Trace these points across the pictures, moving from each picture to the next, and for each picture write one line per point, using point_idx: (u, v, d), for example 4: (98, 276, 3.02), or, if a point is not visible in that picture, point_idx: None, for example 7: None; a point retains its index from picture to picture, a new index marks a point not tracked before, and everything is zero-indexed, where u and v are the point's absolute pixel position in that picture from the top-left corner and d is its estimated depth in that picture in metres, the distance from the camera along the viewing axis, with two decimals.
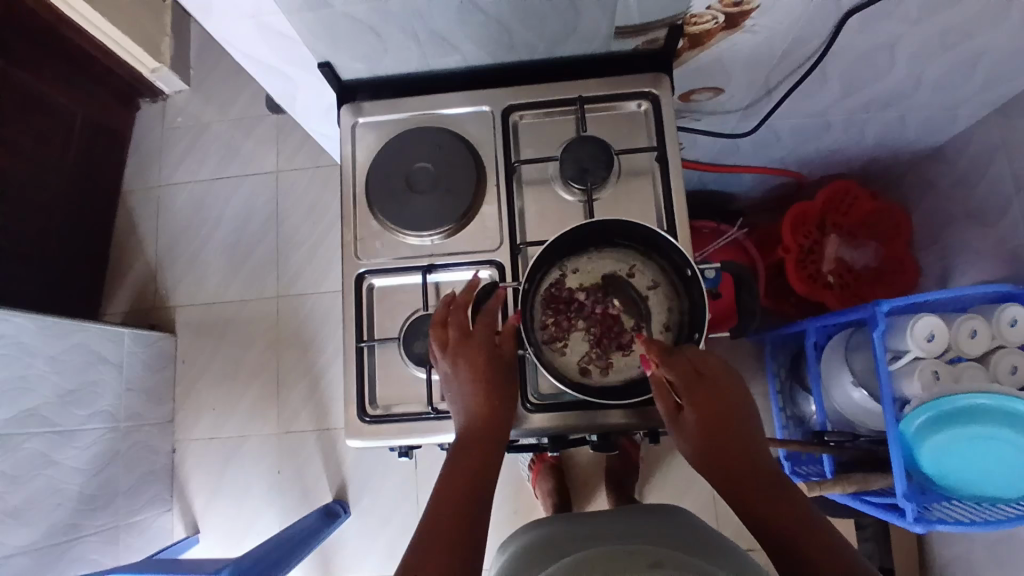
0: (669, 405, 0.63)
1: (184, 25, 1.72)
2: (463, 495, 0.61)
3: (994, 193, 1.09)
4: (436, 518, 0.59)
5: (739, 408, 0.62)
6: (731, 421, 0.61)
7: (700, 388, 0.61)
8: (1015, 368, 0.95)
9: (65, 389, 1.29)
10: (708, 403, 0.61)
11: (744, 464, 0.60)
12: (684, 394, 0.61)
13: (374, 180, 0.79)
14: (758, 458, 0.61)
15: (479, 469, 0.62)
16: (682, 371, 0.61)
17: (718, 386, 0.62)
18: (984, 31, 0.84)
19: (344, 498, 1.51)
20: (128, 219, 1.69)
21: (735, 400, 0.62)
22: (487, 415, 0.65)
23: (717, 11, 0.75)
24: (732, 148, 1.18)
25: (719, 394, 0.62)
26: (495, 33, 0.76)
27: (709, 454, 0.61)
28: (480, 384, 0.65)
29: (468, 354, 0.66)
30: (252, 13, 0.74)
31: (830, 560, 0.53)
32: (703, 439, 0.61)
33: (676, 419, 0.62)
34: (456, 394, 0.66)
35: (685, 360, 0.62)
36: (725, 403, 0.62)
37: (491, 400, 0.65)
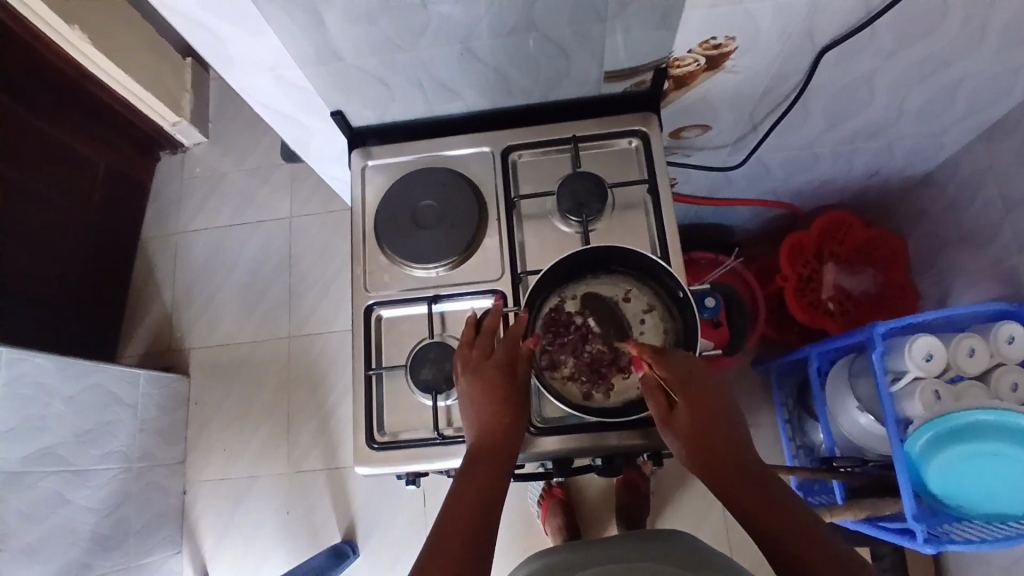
0: (661, 404, 0.65)
1: (204, 84, 1.83)
2: (471, 516, 0.60)
3: (985, 216, 1.12)
4: (445, 538, 0.59)
5: (725, 411, 0.64)
6: (720, 422, 0.63)
7: (693, 386, 0.64)
8: (1017, 385, 0.96)
9: (81, 428, 1.32)
10: (699, 402, 0.63)
11: (734, 465, 0.61)
12: (676, 391, 0.64)
13: (382, 218, 0.83)
14: (741, 456, 0.62)
15: (488, 490, 0.62)
16: (675, 369, 0.64)
17: (708, 387, 0.64)
18: (956, 61, 0.90)
19: (354, 538, 1.50)
20: (146, 265, 1.75)
21: (724, 403, 0.65)
22: (499, 436, 0.66)
23: (697, 54, 0.82)
24: (724, 181, 1.23)
25: (709, 396, 0.64)
26: (494, 80, 0.83)
27: (699, 452, 0.62)
28: (491, 401, 0.67)
29: (481, 371, 0.69)
30: (270, 66, 0.81)
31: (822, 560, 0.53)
32: (694, 435, 0.62)
33: (667, 418, 0.64)
34: (471, 413, 0.68)
35: (678, 361, 0.65)
36: (714, 406, 0.64)
37: (502, 420, 0.67)
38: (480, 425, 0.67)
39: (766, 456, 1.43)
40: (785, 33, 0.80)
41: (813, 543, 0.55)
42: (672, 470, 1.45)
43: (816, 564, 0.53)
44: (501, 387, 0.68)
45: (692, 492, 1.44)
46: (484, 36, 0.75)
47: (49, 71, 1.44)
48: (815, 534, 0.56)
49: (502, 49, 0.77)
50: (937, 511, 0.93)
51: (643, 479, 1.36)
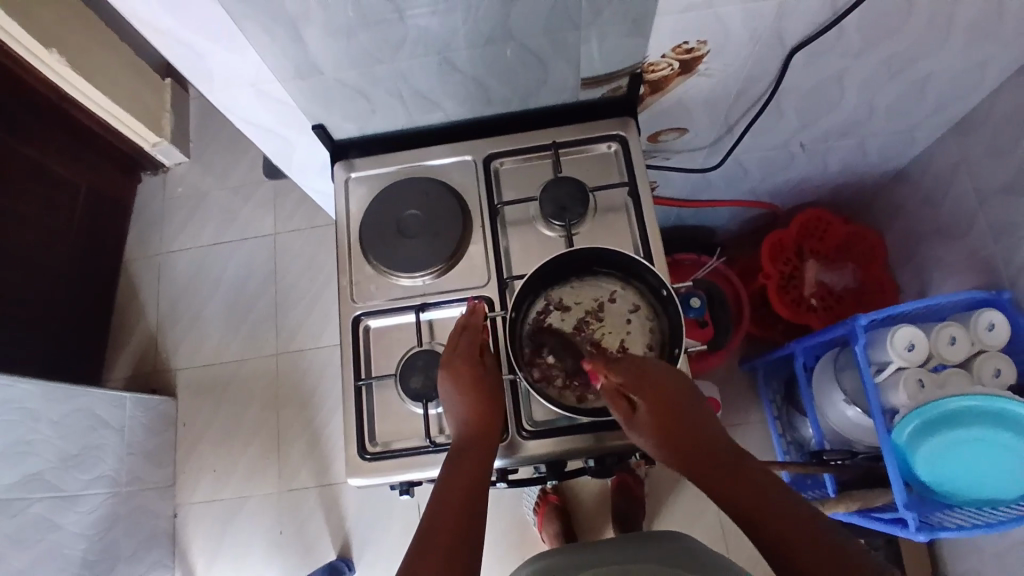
0: (624, 410, 0.65)
1: (184, 103, 1.83)
2: (458, 509, 0.61)
3: (958, 207, 1.15)
4: (433, 533, 0.59)
5: (687, 401, 0.64)
6: (684, 413, 0.63)
7: (649, 386, 0.63)
8: (999, 370, 0.98)
9: (68, 453, 1.29)
10: (659, 401, 0.63)
11: (702, 450, 0.62)
12: (634, 394, 0.63)
13: (367, 228, 0.84)
14: (715, 444, 0.63)
15: (474, 480, 0.63)
16: (628, 372, 0.64)
17: (665, 382, 0.64)
18: (922, 58, 0.93)
19: (348, 554, 1.48)
20: (129, 286, 1.74)
21: (685, 393, 0.64)
22: (479, 426, 0.67)
23: (671, 58, 0.84)
24: (704, 183, 1.25)
25: (667, 389, 0.63)
26: (473, 89, 0.84)
27: (668, 447, 0.62)
28: (467, 395, 0.68)
29: (453, 366, 0.70)
30: (250, 81, 0.81)
31: (804, 537, 0.53)
32: (660, 435, 0.63)
33: (632, 423, 0.64)
34: (448, 409, 0.69)
35: (631, 362, 0.65)
36: (675, 400, 0.63)
37: (481, 415, 0.68)
38: (458, 417, 0.68)
39: (757, 453, 1.44)
40: (754, 37, 0.82)
41: (790, 519, 0.55)
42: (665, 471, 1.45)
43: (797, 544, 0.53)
44: (477, 381, 0.69)
45: (686, 492, 1.45)
46: (461, 47, 0.76)
47: (28, 94, 1.43)
48: (798, 514, 0.56)
49: (480, 59, 0.78)
50: (927, 499, 0.95)
51: (637, 481, 1.39)
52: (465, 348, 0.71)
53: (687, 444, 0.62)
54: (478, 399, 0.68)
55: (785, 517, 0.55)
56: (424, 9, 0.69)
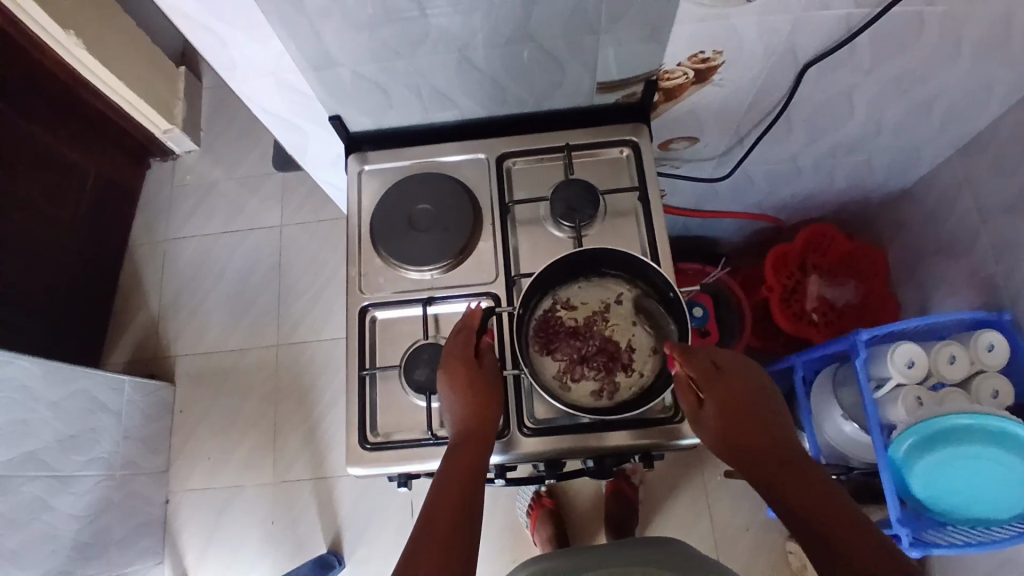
0: (691, 402, 0.67)
1: (196, 93, 1.85)
2: (452, 509, 0.60)
3: (961, 228, 1.17)
4: (427, 536, 0.58)
5: (758, 400, 0.65)
6: (755, 411, 0.64)
7: (721, 382, 0.65)
8: (996, 391, 0.99)
9: (66, 434, 1.29)
10: (728, 397, 0.64)
11: (763, 440, 0.62)
12: (704, 390, 0.65)
13: (378, 221, 0.84)
14: (777, 437, 0.63)
15: (466, 483, 0.63)
16: (701, 368, 0.65)
17: (737, 379, 0.66)
18: (933, 78, 0.94)
19: (339, 549, 1.48)
20: (133, 271, 1.74)
21: (756, 392, 0.65)
22: (473, 428, 0.67)
23: (687, 67, 0.85)
24: (711, 193, 1.26)
25: (738, 386, 0.65)
26: (489, 89, 0.85)
27: (730, 440, 0.63)
28: (468, 393, 0.68)
29: (448, 365, 0.70)
30: (271, 71, 0.82)
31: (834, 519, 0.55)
32: (724, 429, 0.64)
33: (697, 414, 0.66)
34: (449, 404, 0.69)
35: (706, 356, 0.66)
36: (746, 395, 0.65)
37: (480, 411, 0.68)
38: (457, 413, 0.68)
39: None
40: (768, 50, 0.84)
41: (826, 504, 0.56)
42: (660, 479, 1.46)
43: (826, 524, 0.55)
44: (476, 381, 0.69)
45: (680, 501, 1.45)
46: (480, 46, 0.77)
47: (43, 76, 1.44)
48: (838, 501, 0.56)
49: (499, 58, 0.79)
50: (922, 515, 0.96)
51: (631, 486, 1.40)
52: (465, 347, 0.72)
53: (747, 434, 0.63)
54: (479, 395, 0.69)
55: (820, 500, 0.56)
56: (445, 8, 0.71)
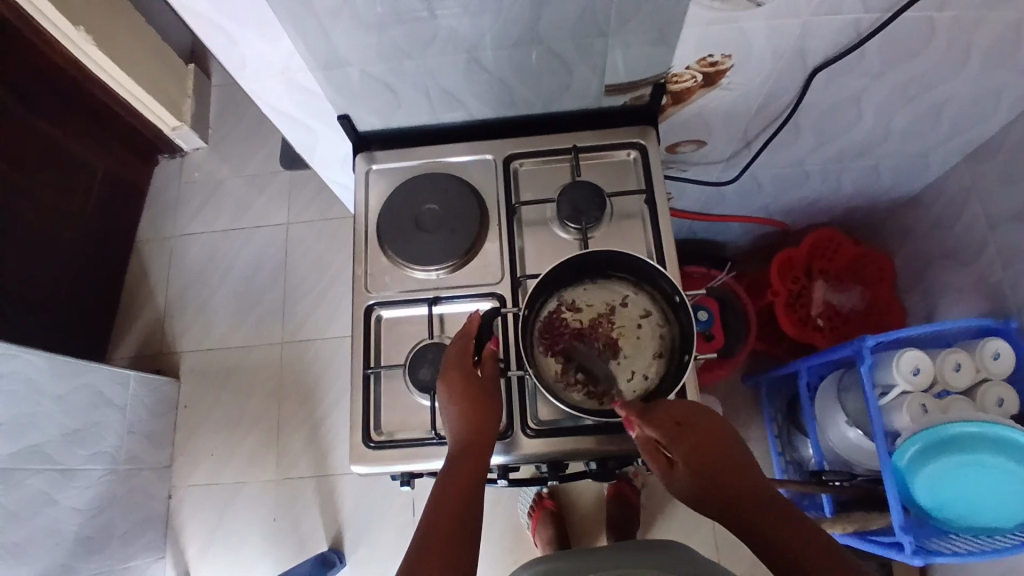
0: (662, 463, 0.63)
1: (205, 90, 1.86)
2: (454, 512, 0.61)
3: (968, 235, 1.16)
4: (427, 544, 0.58)
5: (728, 450, 0.62)
6: (727, 462, 0.61)
7: (686, 439, 0.62)
8: (1002, 400, 0.99)
9: (70, 428, 1.30)
10: (696, 456, 0.61)
11: (738, 495, 0.60)
12: (671, 449, 0.62)
13: (385, 220, 0.85)
14: (751, 488, 0.60)
15: (467, 489, 0.63)
16: (664, 426, 0.63)
17: (703, 432, 0.62)
18: (942, 84, 0.94)
19: (341, 547, 1.48)
20: (140, 267, 1.75)
21: (723, 444, 0.62)
22: (471, 434, 0.67)
23: (696, 70, 0.85)
24: (717, 197, 1.26)
25: (704, 439, 0.62)
26: (498, 90, 0.85)
27: (706, 499, 0.61)
28: (468, 397, 0.68)
29: (445, 374, 0.70)
30: (281, 69, 0.83)
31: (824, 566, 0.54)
32: (698, 489, 0.61)
33: (669, 476, 0.63)
34: (448, 410, 0.68)
35: (666, 415, 0.63)
36: (714, 447, 0.62)
37: (481, 414, 0.68)
38: (456, 416, 0.68)
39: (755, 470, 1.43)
40: (778, 55, 0.84)
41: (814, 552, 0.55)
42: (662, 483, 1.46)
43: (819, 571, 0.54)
44: (475, 385, 0.69)
45: (682, 505, 1.45)
46: (489, 47, 0.77)
47: (53, 71, 1.45)
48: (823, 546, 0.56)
49: (507, 59, 0.79)
50: (925, 523, 0.96)
51: (633, 490, 1.40)
52: (464, 352, 0.71)
53: (723, 490, 0.60)
54: (479, 398, 0.68)
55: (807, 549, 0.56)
56: (454, 9, 0.71)
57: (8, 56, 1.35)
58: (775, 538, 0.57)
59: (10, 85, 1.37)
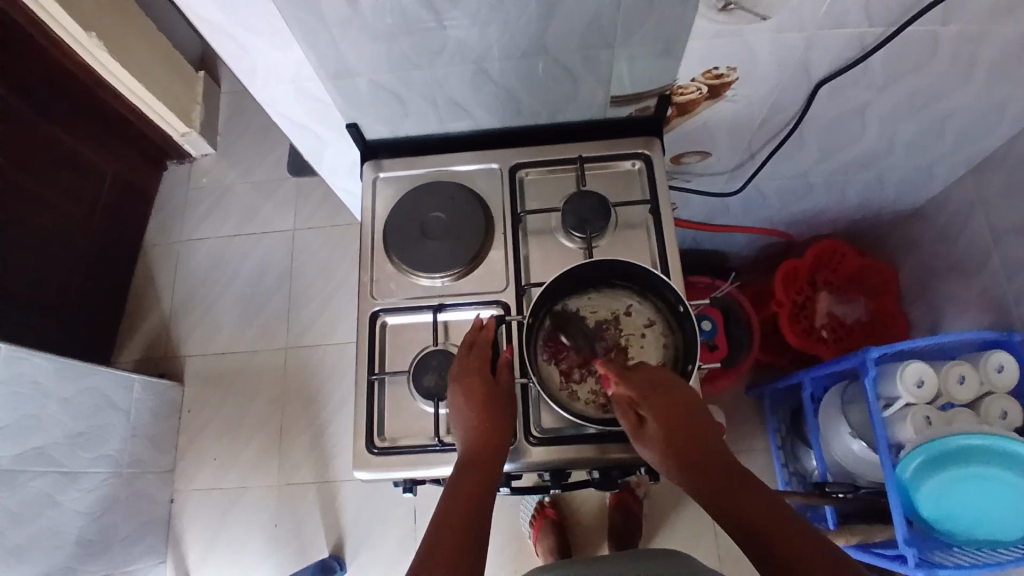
0: (631, 421, 0.63)
1: (214, 96, 1.88)
2: (460, 526, 0.61)
3: (973, 247, 1.16)
4: (433, 554, 0.59)
5: (700, 417, 0.63)
6: (697, 428, 0.62)
7: (660, 399, 0.62)
8: (1005, 412, 0.99)
9: (75, 431, 1.31)
10: (670, 416, 0.62)
11: (707, 462, 0.61)
12: (645, 407, 0.62)
13: (391, 227, 0.86)
14: (718, 457, 0.61)
15: (473, 502, 0.63)
16: (642, 385, 0.63)
17: (678, 396, 0.63)
18: (945, 97, 0.94)
19: (342, 554, 1.48)
20: (146, 271, 1.76)
21: (696, 411, 0.63)
22: (484, 451, 0.67)
23: (701, 82, 0.86)
24: (721, 208, 1.27)
25: (680, 403, 0.62)
26: (505, 100, 0.86)
27: (674, 459, 0.61)
28: (479, 407, 0.69)
29: (464, 384, 0.70)
30: (292, 78, 0.84)
31: (786, 535, 0.55)
32: (668, 449, 0.61)
33: (638, 434, 0.63)
34: (458, 419, 0.69)
35: (644, 374, 0.64)
36: (688, 413, 0.62)
37: (490, 427, 0.68)
38: (465, 426, 0.68)
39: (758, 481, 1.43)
40: (782, 68, 0.85)
41: (780, 522, 0.56)
42: (663, 493, 1.45)
43: (778, 538, 0.55)
44: (486, 395, 0.69)
45: (684, 516, 1.44)
46: (497, 58, 0.78)
47: (64, 77, 1.47)
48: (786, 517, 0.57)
49: (514, 71, 0.81)
50: (928, 536, 0.96)
51: (635, 499, 1.39)
52: (480, 360, 0.72)
53: (691, 455, 0.61)
54: (490, 410, 0.68)
55: (773, 519, 0.57)
56: (463, 20, 0.72)
57: (22, 62, 1.37)
58: (737, 503, 0.58)
59: (22, 89, 1.39)
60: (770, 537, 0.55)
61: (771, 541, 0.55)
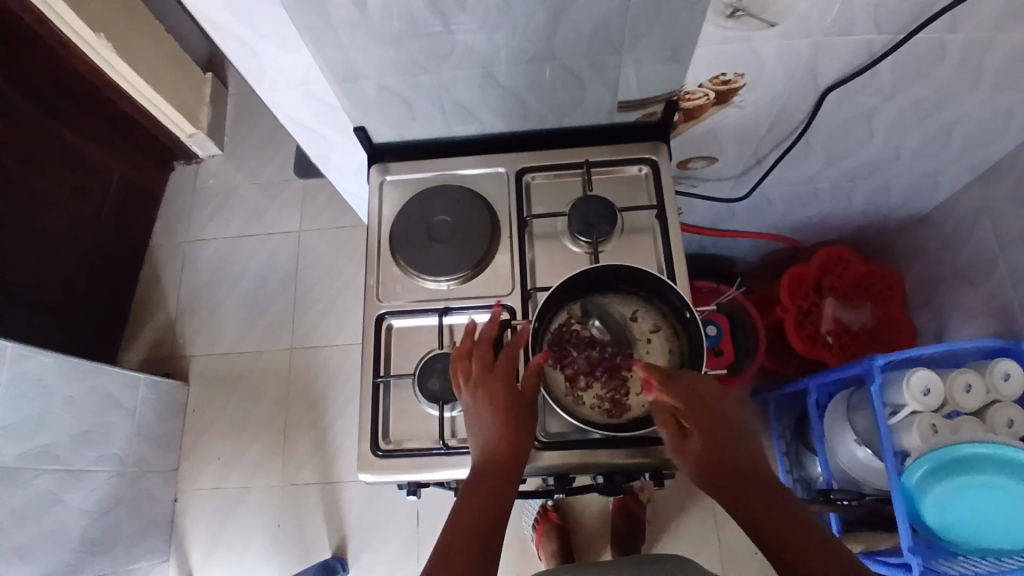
0: (674, 433, 0.64)
1: (222, 98, 1.89)
2: (471, 532, 0.60)
3: (980, 255, 1.16)
4: (444, 559, 0.58)
5: (739, 432, 0.64)
6: (735, 441, 0.63)
7: (701, 409, 0.63)
8: (1012, 421, 0.98)
9: (79, 430, 1.31)
10: (710, 426, 0.63)
11: (743, 475, 0.61)
12: (685, 415, 0.63)
13: (397, 230, 0.86)
14: (755, 468, 0.62)
15: (484, 509, 0.62)
16: (684, 393, 0.64)
17: (718, 408, 0.64)
18: (953, 105, 0.94)
19: (344, 555, 1.48)
20: (153, 271, 1.77)
21: (734, 425, 0.64)
22: (501, 459, 0.65)
23: (708, 88, 0.86)
24: (727, 213, 1.27)
25: (719, 415, 0.64)
26: (512, 104, 0.86)
27: (710, 469, 0.61)
28: (496, 413, 0.67)
29: (487, 386, 0.69)
30: (300, 81, 0.85)
31: (818, 552, 0.54)
32: (706, 458, 0.62)
33: (676, 442, 0.64)
34: (475, 423, 0.68)
35: (685, 383, 0.65)
36: (727, 425, 0.63)
37: (508, 435, 0.66)
38: (483, 431, 0.67)
39: None
40: (789, 74, 0.84)
41: (813, 539, 0.55)
42: (667, 498, 1.45)
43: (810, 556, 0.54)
44: (505, 400, 0.67)
45: (688, 520, 1.44)
46: (503, 63, 0.79)
47: (73, 78, 1.48)
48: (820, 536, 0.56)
49: (521, 75, 0.81)
50: (933, 544, 0.94)
51: (638, 503, 1.38)
52: (500, 363, 0.70)
53: (727, 466, 0.61)
54: (507, 417, 0.67)
55: (805, 534, 0.56)
56: (470, 24, 0.72)
57: (30, 62, 1.38)
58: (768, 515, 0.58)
59: (30, 90, 1.40)
60: (800, 553, 0.54)
61: (803, 558, 0.54)
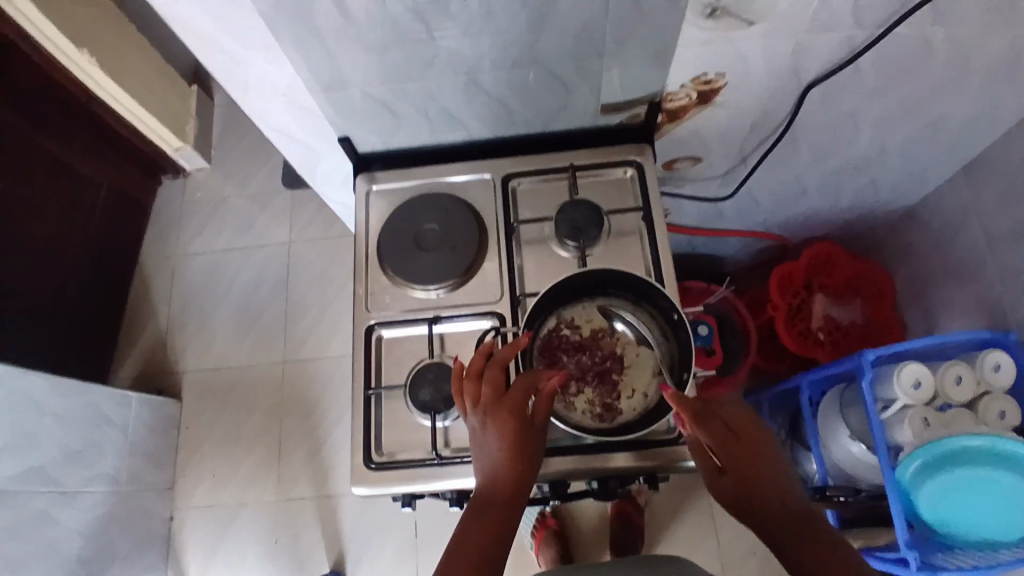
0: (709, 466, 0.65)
1: (208, 110, 1.88)
2: (472, 566, 0.59)
3: (968, 249, 1.16)
4: None
5: (776, 467, 0.63)
6: (770, 477, 0.62)
7: (734, 446, 0.63)
8: (1003, 413, 0.98)
9: (72, 448, 1.30)
10: (743, 462, 0.63)
11: (778, 511, 0.60)
12: (718, 452, 0.64)
13: (384, 240, 0.85)
14: (791, 504, 0.61)
15: (486, 542, 0.61)
16: (717, 431, 0.64)
17: (752, 444, 0.64)
18: (936, 100, 0.95)
19: (342, 568, 1.47)
20: (142, 286, 1.76)
21: (770, 461, 0.63)
22: (508, 491, 0.64)
23: (690, 89, 0.86)
24: (716, 212, 1.27)
25: (753, 451, 0.63)
26: (497, 111, 0.86)
27: (743, 503, 0.62)
28: (505, 443, 0.65)
29: (499, 414, 0.66)
30: (284, 92, 0.84)
31: None
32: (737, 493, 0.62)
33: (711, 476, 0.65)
34: (485, 451, 0.66)
35: (718, 421, 0.65)
36: (761, 461, 0.63)
37: (516, 467, 0.65)
38: (492, 460, 0.65)
39: None
40: (773, 73, 0.85)
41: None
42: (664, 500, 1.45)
43: None
44: (515, 430, 0.66)
45: (686, 521, 1.43)
46: (487, 69, 0.79)
47: (57, 93, 1.47)
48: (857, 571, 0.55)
49: (505, 81, 0.81)
50: (929, 538, 0.95)
51: (635, 507, 1.38)
52: (515, 390, 0.67)
53: (761, 500, 0.61)
54: (516, 447, 0.65)
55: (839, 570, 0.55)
56: (453, 31, 0.72)
57: (14, 78, 1.37)
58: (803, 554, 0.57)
59: (15, 106, 1.39)
60: None
61: None
